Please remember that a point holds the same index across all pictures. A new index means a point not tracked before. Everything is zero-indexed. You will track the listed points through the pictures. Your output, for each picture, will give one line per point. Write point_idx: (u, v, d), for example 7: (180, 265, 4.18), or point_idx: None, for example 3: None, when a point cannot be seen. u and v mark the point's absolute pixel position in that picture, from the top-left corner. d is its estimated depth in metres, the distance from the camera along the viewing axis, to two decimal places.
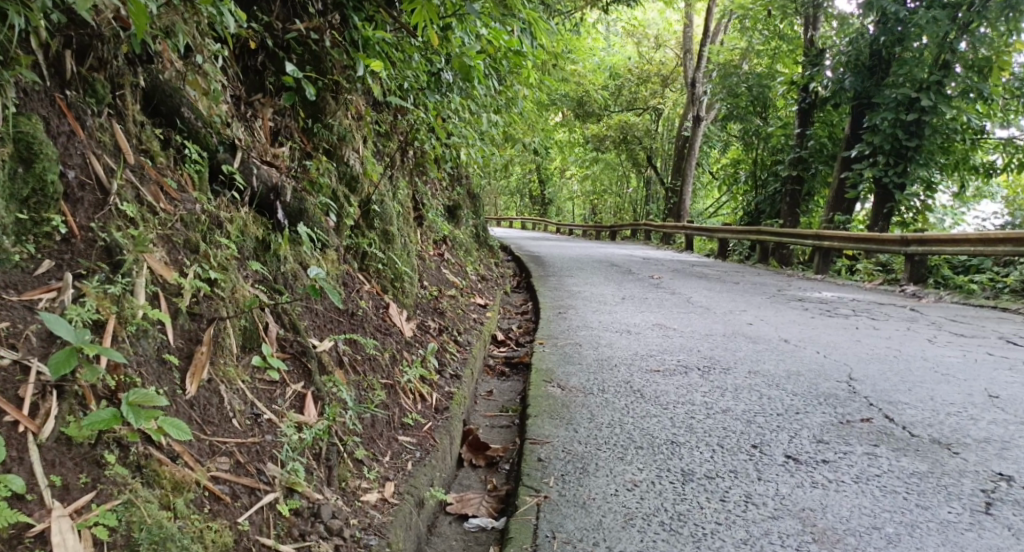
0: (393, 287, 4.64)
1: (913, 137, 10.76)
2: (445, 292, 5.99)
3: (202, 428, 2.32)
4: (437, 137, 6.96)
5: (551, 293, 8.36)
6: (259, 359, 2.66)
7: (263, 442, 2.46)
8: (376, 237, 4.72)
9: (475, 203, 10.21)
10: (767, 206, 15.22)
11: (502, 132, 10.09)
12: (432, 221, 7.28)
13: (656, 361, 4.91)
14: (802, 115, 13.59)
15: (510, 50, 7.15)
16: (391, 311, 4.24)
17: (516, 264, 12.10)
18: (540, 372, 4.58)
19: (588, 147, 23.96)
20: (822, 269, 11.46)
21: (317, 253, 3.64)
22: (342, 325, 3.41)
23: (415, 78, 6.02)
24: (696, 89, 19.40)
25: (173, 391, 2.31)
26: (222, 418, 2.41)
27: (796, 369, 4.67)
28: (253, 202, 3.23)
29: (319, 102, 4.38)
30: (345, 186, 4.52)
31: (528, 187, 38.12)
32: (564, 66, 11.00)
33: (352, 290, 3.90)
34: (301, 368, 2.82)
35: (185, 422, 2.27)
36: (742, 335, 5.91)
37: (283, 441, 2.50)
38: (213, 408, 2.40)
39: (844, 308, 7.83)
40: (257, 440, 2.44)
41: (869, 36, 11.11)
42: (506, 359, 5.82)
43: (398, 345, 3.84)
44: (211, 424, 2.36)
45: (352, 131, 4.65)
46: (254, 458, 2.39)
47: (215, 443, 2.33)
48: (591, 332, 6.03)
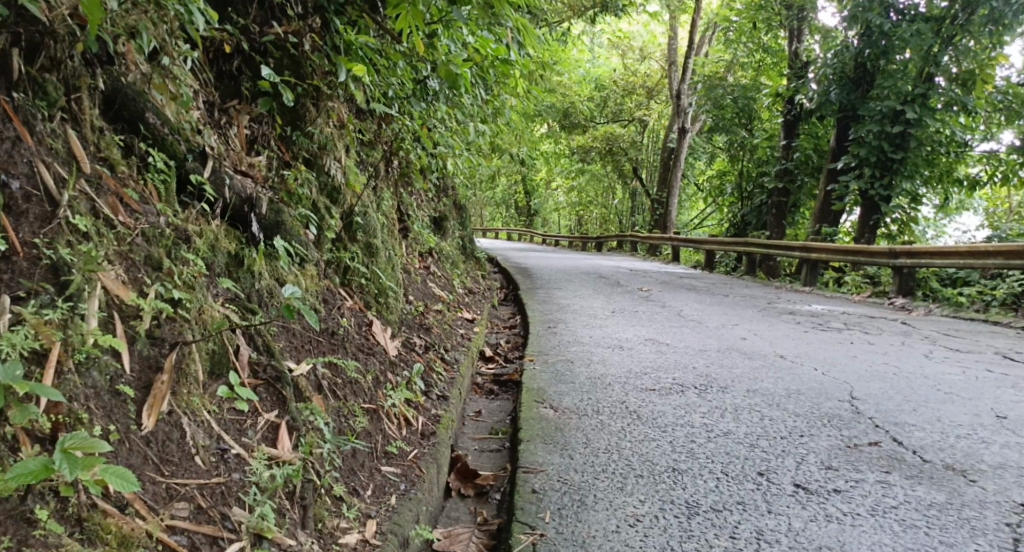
0: (376, 303, 4.44)
1: (898, 150, 10.70)
2: (430, 307, 5.79)
3: (159, 469, 2.12)
4: (422, 147, 6.77)
5: (539, 307, 8.16)
6: (226, 389, 2.44)
7: (229, 482, 2.24)
8: (359, 250, 4.52)
9: (461, 214, 10.02)
10: (754, 217, 15.12)
11: (489, 142, 9.91)
12: (417, 233, 7.07)
13: (651, 379, 4.72)
14: (788, 127, 13.48)
15: (497, 59, 6.97)
16: (374, 329, 4.03)
17: (503, 276, 11.91)
18: (531, 391, 4.37)
19: (574, 158, 23.84)
20: (811, 281, 11.33)
21: (296, 268, 3.43)
22: (322, 347, 3.19)
23: (399, 86, 5.84)
24: (681, 100, 19.33)
25: (126, 427, 2.10)
26: (183, 456, 2.20)
27: (796, 387, 4.49)
28: (226, 214, 3.02)
29: (298, 109, 4.19)
30: (326, 197, 4.32)
31: (514, 198, 37.96)
32: (549, 76, 10.84)
33: (333, 308, 3.69)
34: (275, 395, 2.60)
35: (138, 465, 2.07)
36: (736, 351, 5.73)
37: (252, 480, 2.29)
38: (173, 444, 2.19)
39: (836, 321, 7.68)
40: (222, 480, 2.23)
41: (854, 49, 11.01)
42: (495, 377, 5.61)
43: (382, 365, 3.63)
44: (169, 463, 2.15)
45: (333, 139, 4.46)
46: (218, 501, 2.18)
47: (173, 486, 2.12)
48: (582, 348, 5.83)
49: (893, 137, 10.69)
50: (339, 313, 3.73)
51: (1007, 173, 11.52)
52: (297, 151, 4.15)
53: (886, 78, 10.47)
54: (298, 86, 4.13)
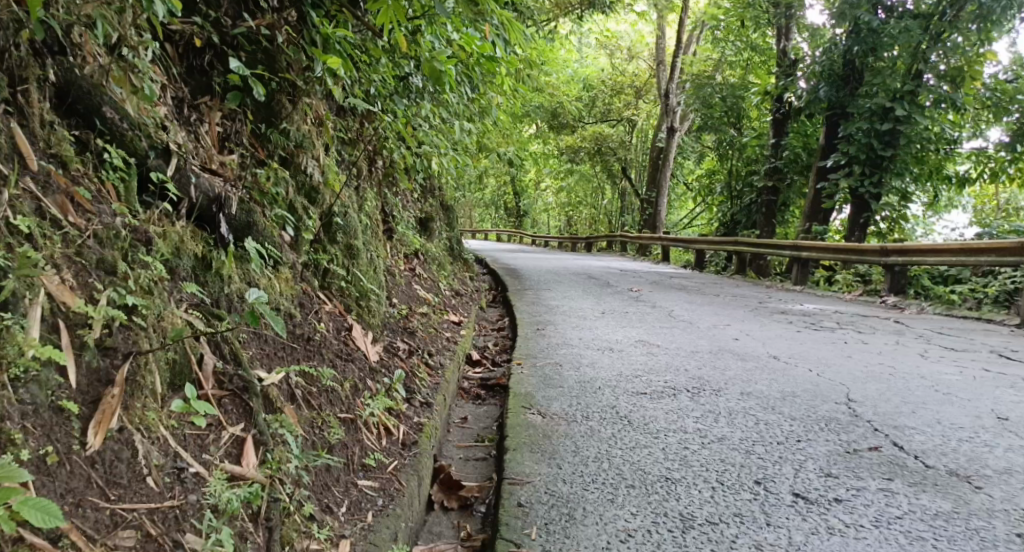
0: (357, 307, 4.29)
1: (887, 147, 10.61)
2: (415, 310, 5.64)
3: (103, 493, 1.98)
4: (405, 146, 6.62)
5: (528, 308, 8.02)
6: (182, 403, 2.28)
7: (184, 504, 2.10)
8: (338, 252, 4.37)
9: (449, 215, 9.86)
10: (743, 216, 15.02)
11: (475, 142, 9.76)
12: (402, 235, 6.92)
13: (642, 382, 4.57)
14: (777, 126, 13.37)
15: (481, 57, 6.80)
16: (354, 334, 3.88)
17: (491, 278, 11.74)
18: (518, 397, 4.22)
19: (562, 158, 23.68)
20: (801, 280, 11.22)
21: (270, 271, 3.28)
22: (296, 354, 3.04)
23: (382, 83, 5.69)
24: (669, 100, 19.22)
25: (66, 448, 1.97)
26: (133, 478, 2.06)
27: (791, 388, 4.36)
28: (192, 214, 2.87)
29: (273, 105, 4.03)
30: (304, 197, 4.16)
31: (503, 199, 37.77)
32: (535, 75, 10.68)
33: (310, 312, 3.54)
34: (241, 407, 2.45)
35: (77, 490, 1.94)
36: (728, 352, 5.59)
37: (210, 503, 2.14)
38: (122, 464, 2.05)
39: (829, 321, 7.56)
40: (177, 503, 2.08)
41: (842, 46, 10.91)
42: (482, 381, 5.46)
43: (362, 372, 3.47)
44: (117, 486, 2.01)
45: (311, 137, 4.31)
46: (171, 527, 2.03)
47: (119, 512, 1.98)
48: (571, 351, 5.68)
49: (882, 134, 10.61)
50: (316, 317, 3.57)
51: (996, 170, 11.44)
52: (272, 149, 4.00)
53: (874, 75, 10.38)
54: (273, 81, 3.97)
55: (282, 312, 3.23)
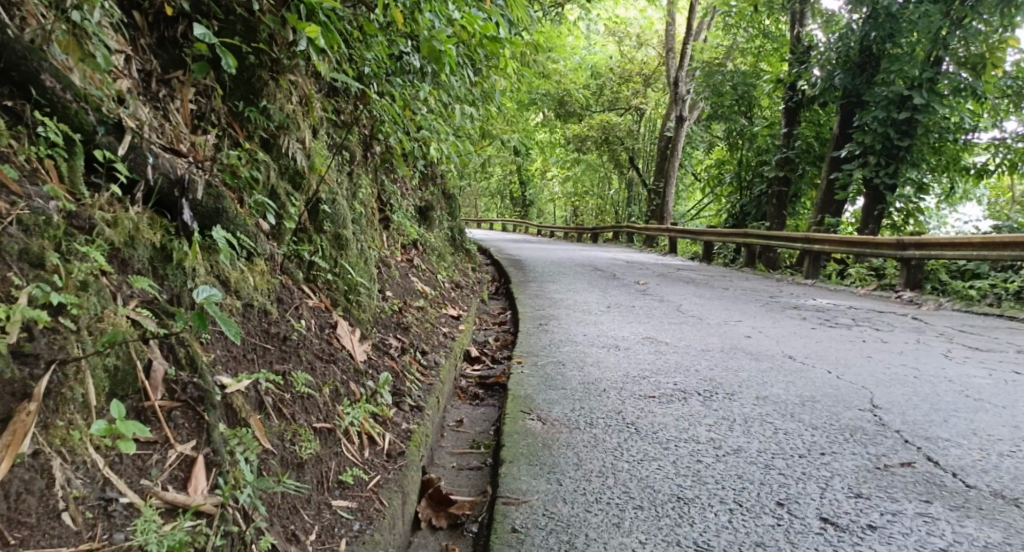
0: (344, 301, 4.01)
1: (905, 137, 10.20)
2: (410, 303, 5.35)
3: (4, 536, 1.76)
4: (403, 131, 6.33)
5: (531, 301, 7.71)
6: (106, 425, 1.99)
7: (107, 544, 1.86)
8: (325, 242, 4.08)
9: (451, 204, 9.55)
10: (753, 208, 14.66)
11: (479, 128, 9.44)
12: (400, 224, 6.63)
13: (650, 384, 4.26)
14: (789, 115, 12.96)
15: (485, 37, 6.50)
16: (339, 331, 3.59)
17: (495, 269, 11.43)
18: (517, 400, 3.93)
19: (569, 147, 23.28)
20: (813, 273, 10.86)
21: (243, 263, 3.00)
22: (270, 357, 2.75)
23: (376, 63, 5.38)
24: (678, 88, 18.78)
25: None
26: (46, 514, 1.83)
27: (809, 389, 4.04)
28: (151, 200, 2.59)
29: (253, 81, 3.75)
30: (287, 183, 3.88)
31: (510, 189, 37.39)
32: (543, 60, 10.35)
33: (289, 309, 3.24)
34: (193, 421, 2.19)
35: None
36: (740, 350, 5.27)
37: (138, 541, 1.90)
38: (32, 498, 1.83)
39: (844, 317, 7.22)
40: (96, 543, 1.85)
41: (859, 32, 10.49)
42: (480, 379, 5.18)
43: (346, 373, 3.18)
44: (22, 526, 1.79)
45: (295, 118, 4.03)
46: None
47: None
48: (574, 349, 5.38)
49: (899, 123, 10.22)
50: (296, 314, 3.29)
51: (1015, 162, 11.03)
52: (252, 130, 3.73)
53: (892, 62, 9.95)
54: (252, 55, 3.69)
55: (258, 309, 2.95)
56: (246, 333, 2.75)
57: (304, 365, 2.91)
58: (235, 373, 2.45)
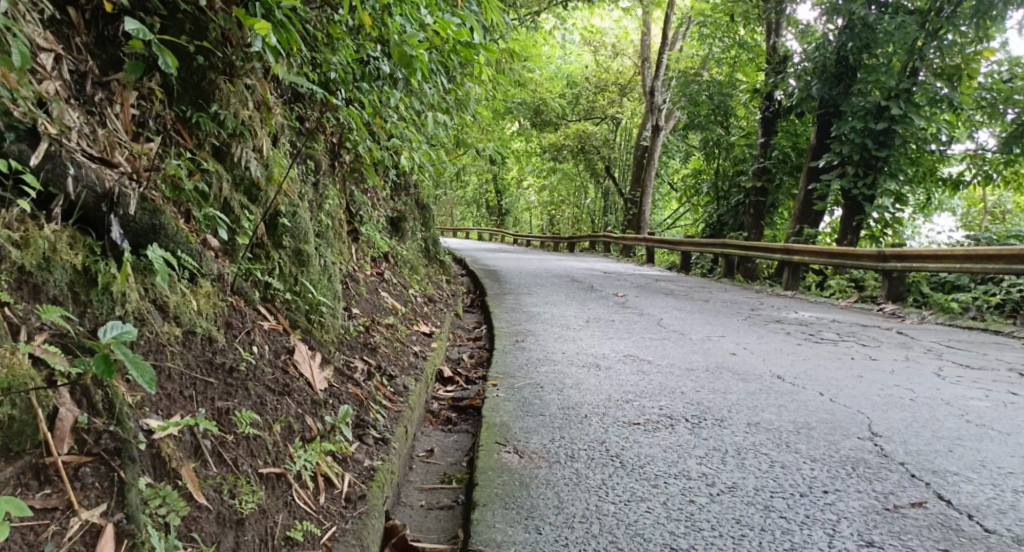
0: (304, 323, 3.72)
1: (882, 147, 10.00)
2: (379, 321, 5.05)
3: None
4: (373, 139, 6.03)
5: (507, 316, 7.42)
6: None
7: None
8: (284, 259, 3.80)
9: (424, 214, 9.25)
10: (730, 218, 14.45)
11: (453, 136, 9.15)
12: (369, 237, 6.33)
13: (634, 409, 3.99)
14: (766, 124, 12.77)
15: (458, 44, 6.28)
16: (297, 357, 3.29)
17: (470, 280, 11.13)
18: (492, 429, 3.64)
19: (545, 157, 23.01)
20: (792, 285, 10.66)
21: (186, 285, 2.70)
22: (214, 392, 2.47)
23: (343, 67, 5.10)
24: (654, 98, 18.58)
25: None
26: None
27: (803, 413, 3.80)
28: (73, 216, 2.35)
29: (206, 86, 3.45)
30: (241, 195, 3.60)
31: (486, 198, 37.06)
32: (517, 68, 10.08)
33: (239, 335, 2.94)
34: (105, 479, 1.97)
35: None
36: (726, 370, 5.01)
37: None
38: None
39: (828, 332, 7.00)
40: None
41: (836, 41, 10.22)
42: (454, 402, 4.88)
43: (302, 406, 2.88)
44: None
45: (252, 125, 3.72)
46: None
47: None
48: (553, 369, 5.09)
49: (876, 133, 10.01)
50: (248, 341, 2.98)
51: (991, 172, 10.89)
52: (202, 138, 3.43)
53: (868, 72, 9.79)
54: (201, 55, 3.40)
55: (203, 336, 2.66)
56: (185, 366, 2.46)
57: (253, 399, 2.62)
58: (167, 414, 2.22)
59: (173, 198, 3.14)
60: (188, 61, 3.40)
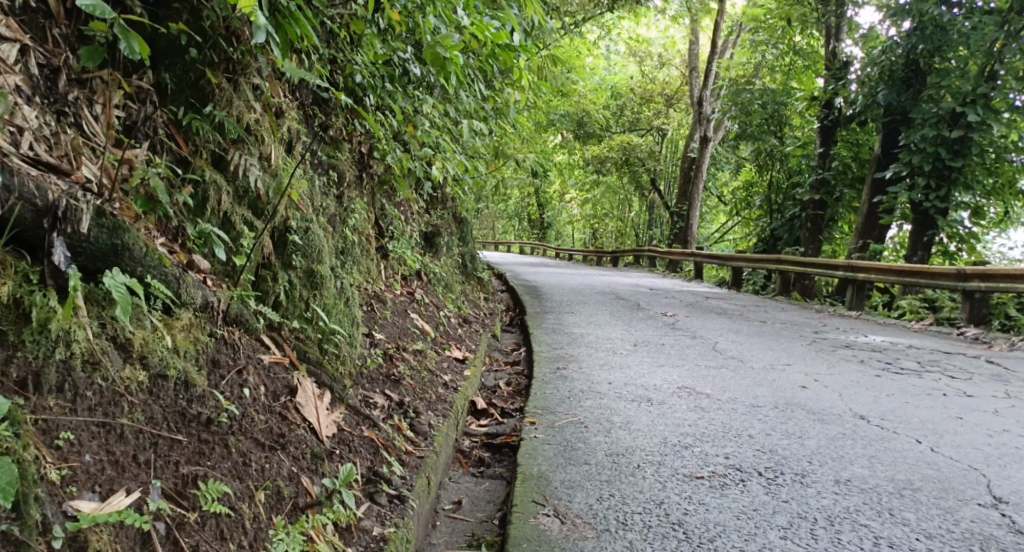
0: (313, 355, 3.26)
1: (957, 157, 9.25)
2: (404, 347, 4.58)
3: None
4: (403, 148, 5.58)
5: (548, 338, 6.89)
6: None
7: None
8: (292, 281, 3.36)
9: (462, 229, 8.81)
10: (785, 232, 13.67)
11: (493, 146, 8.68)
12: (399, 253, 5.91)
13: (696, 458, 3.45)
14: (824, 134, 12.05)
15: (497, 47, 5.84)
16: (300, 398, 2.82)
17: (510, 296, 10.65)
18: (528, 483, 3.14)
19: (588, 169, 22.46)
20: (857, 304, 9.91)
21: (158, 318, 2.25)
22: (180, 455, 2.05)
23: (371, 69, 4.65)
24: (704, 108, 17.90)
25: None
26: None
27: (902, 468, 3.26)
28: (6, 234, 1.96)
29: (205, 85, 2.99)
30: (245, 208, 3.15)
31: (528, 211, 36.60)
32: (561, 75, 9.60)
33: (228, 375, 2.46)
34: None
35: None
36: (798, 407, 4.43)
37: None
38: None
39: (907, 360, 6.34)
40: None
41: (906, 43, 9.53)
42: (487, 438, 4.37)
43: (298, 464, 2.40)
44: None
45: (259, 129, 3.24)
46: None
47: None
48: (599, 403, 4.55)
49: (951, 141, 9.28)
50: (239, 381, 2.51)
51: None
52: (198, 144, 2.97)
53: (940, 76, 9.11)
54: (193, 47, 2.92)
55: (177, 382, 2.20)
56: (146, 422, 2.03)
57: (232, 460, 2.16)
58: (107, 492, 1.84)
59: (153, 214, 2.64)
60: (181, 55, 2.94)
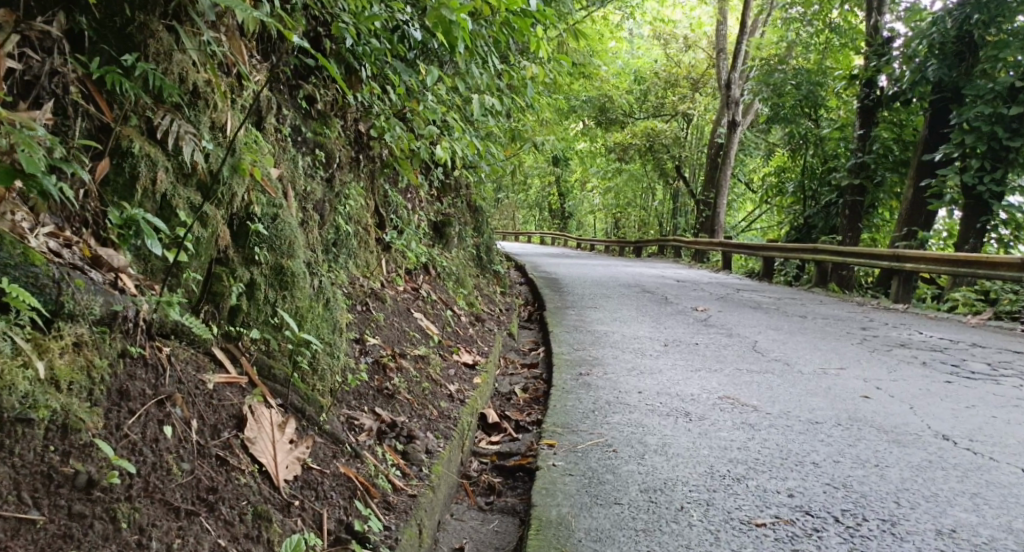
0: (280, 372, 2.66)
1: (1016, 136, 8.38)
2: (403, 354, 3.96)
3: None
4: (405, 127, 4.95)
5: (569, 337, 6.25)
6: None
7: None
8: (258, 279, 2.75)
9: (476, 218, 8.15)
10: (820, 219, 12.83)
11: (510, 128, 8.02)
12: (401, 246, 5.30)
13: (752, 496, 2.86)
14: (864, 115, 11.16)
15: (512, 13, 5.15)
16: (250, 432, 2.23)
17: (529, 289, 10.01)
18: (550, 535, 2.60)
19: (610, 156, 21.74)
20: (903, 297, 9.15)
21: (25, 337, 1.82)
22: (28, 544, 1.61)
23: (363, 31, 4.00)
24: (731, 91, 17.07)
25: None
26: None
27: (1018, 514, 2.76)
28: None
29: (134, 33, 2.38)
30: (193, 190, 2.52)
31: (549, 200, 35.93)
32: (583, 53, 8.89)
33: (140, 409, 1.97)
34: None
35: None
36: (865, 424, 3.80)
37: None
38: None
39: (975, 362, 5.64)
40: None
41: (957, 14, 8.69)
42: (499, 458, 3.74)
43: (227, 537, 1.91)
44: None
45: (207, 90, 2.60)
46: None
47: None
48: (627, 419, 3.88)
49: (1008, 119, 8.42)
50: (160, 416, 2.01)
51: None
52: (125, 107, 2.34)
53: (999, 48, 8.27)
54: None
55: (49, 427, 1.77)
56: None
57: (116, 541, 1.72)
58: None
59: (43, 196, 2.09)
60: None
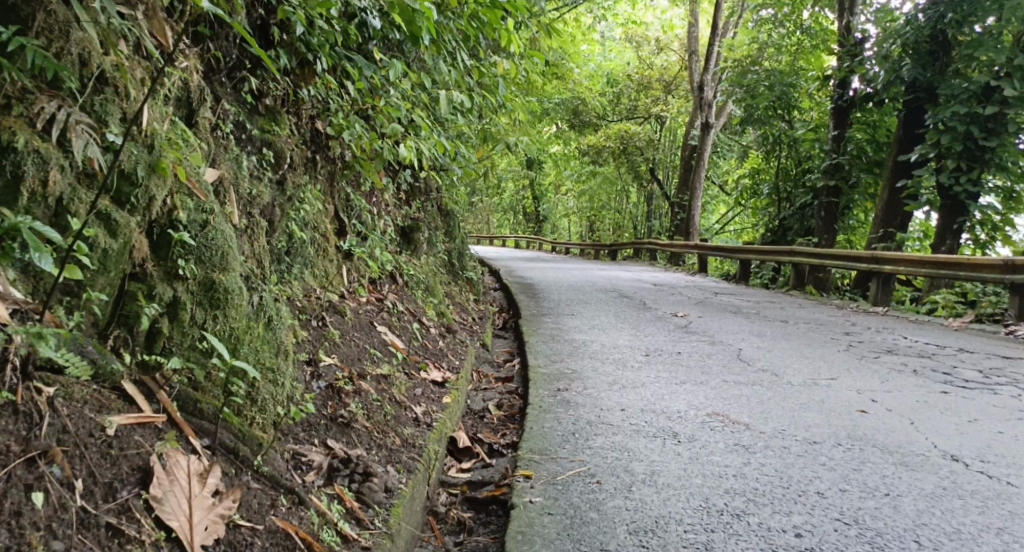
0: (209, 407, 2.26)
1: (991, 136, 8.11)
2: (363, 374, 3.56)
3: None
4: (364, 125, 4.56)
5: (545, 347, 5.88)
6: None
7: None
8: (183, 297, 2.35)
9: (447, 223, 7.77)
10: (795, 221, 12.57)
11: (481, 128, 7.65)
12: (363, 253, 4.90)
13: (755, 537, 2.53)
14: (838, 115, 10.89)
15: (479, 4, 4.78)
16: (155, 491, 1.91)
17: (504, 295, 9.64)
18: None
19: (584, 159, 21.44)
20: (884, 299, 8.88)
21: None
22: None
23: (313, 18, 3.62)
24: (703, 93, 16.83)
25: None
26: None
27: None
28: None
29: (19, 5, 2.00)
30: (96, 193, 2.12)
31: (523, 204, 35.55)
32: (554, 51, 8.55)
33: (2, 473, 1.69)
34: None
35: None
36: (868, 444, 3.47)
37: None
38: None
39: (968, 369, 5.34)
40: None
41: (930, 13, 8.47)
42: (470, 488, 3.36)
43: None
44: None
45: (116, 75, 2.22)
46: None
47: None
48: (611, 442, 3.51)
49: (984, 119, 8.16)
50: (28, 481, 1.71)
51: None
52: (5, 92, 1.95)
53: (973, 46, 8.02)
54: None
55: None
56: None
57: None
58: None
59: None
60: None
